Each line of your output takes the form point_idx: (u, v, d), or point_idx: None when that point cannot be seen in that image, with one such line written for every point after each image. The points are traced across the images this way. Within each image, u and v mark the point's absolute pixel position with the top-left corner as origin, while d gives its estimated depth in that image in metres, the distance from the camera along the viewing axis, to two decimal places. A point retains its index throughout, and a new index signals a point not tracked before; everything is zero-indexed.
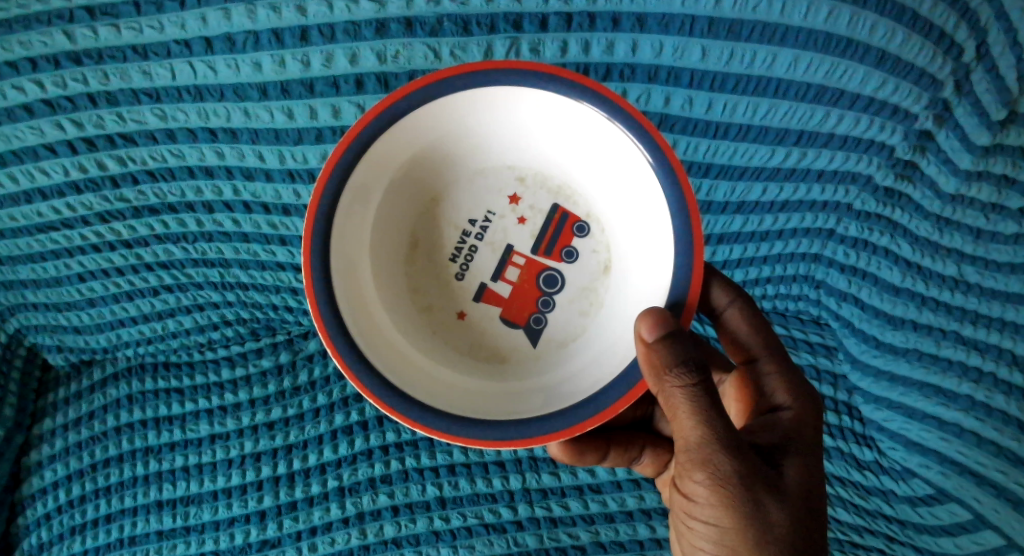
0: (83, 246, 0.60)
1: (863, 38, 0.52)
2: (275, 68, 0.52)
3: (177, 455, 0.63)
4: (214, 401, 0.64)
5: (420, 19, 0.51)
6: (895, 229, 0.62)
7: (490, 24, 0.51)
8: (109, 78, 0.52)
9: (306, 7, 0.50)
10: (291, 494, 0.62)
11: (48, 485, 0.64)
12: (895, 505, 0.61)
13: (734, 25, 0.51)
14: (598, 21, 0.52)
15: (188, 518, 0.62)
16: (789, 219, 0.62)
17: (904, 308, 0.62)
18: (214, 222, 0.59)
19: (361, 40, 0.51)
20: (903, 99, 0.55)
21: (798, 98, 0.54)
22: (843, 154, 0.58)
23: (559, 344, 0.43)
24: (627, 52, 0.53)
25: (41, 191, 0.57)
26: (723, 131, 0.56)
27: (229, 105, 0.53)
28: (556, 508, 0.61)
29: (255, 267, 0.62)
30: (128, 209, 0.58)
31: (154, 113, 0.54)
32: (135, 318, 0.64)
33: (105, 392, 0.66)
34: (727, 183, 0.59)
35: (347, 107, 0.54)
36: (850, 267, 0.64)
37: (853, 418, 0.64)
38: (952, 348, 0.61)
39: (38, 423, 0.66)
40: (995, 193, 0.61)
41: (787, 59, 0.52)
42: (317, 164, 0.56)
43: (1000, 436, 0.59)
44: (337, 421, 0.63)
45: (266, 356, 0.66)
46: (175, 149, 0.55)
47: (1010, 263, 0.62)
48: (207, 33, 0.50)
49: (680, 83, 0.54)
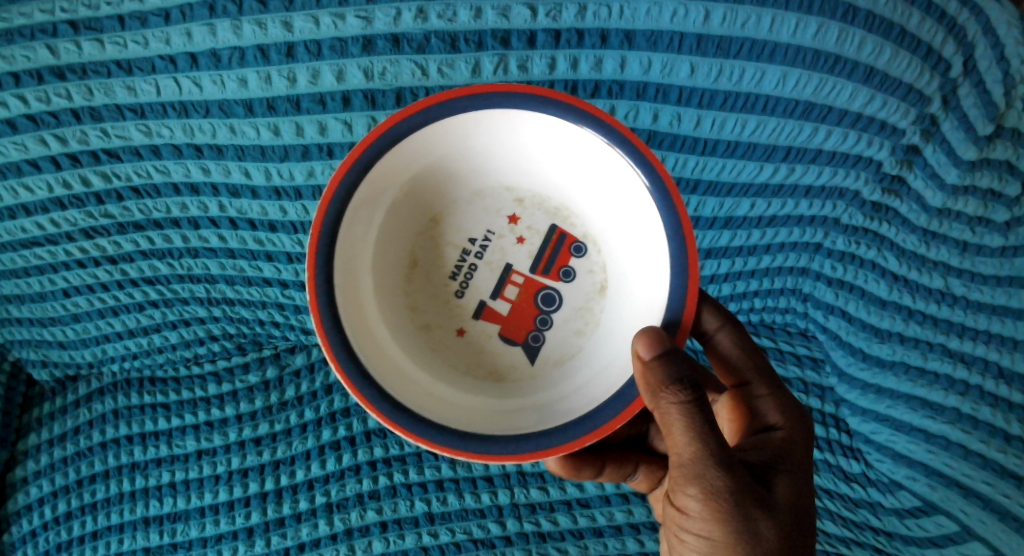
0: (68, 262, 0.59)
1: (852, 55, 0.52)
2: (262, 84, 0.51)
3: (164, 471, 0.63)
4: (201, 416, 0.64)
5: (408, 36, 0.50)
6: (883, 242, 0.62)
7: (478, 41, 0.51)
8: (93, 94, 0.51)
9: (292, 23, 0.49)
10: (279, 511, 0.62)
11: (34, 502, 0.64)
12: (884, 517, 0.62)
13: (722, 42, 0.51)
14: (586, 37, 0.51)
15: (176, 535, 0.62)
16: (777, 234, 0.62)
17: (890, 321, 0.63)
18: (199, 238, 0.58)
19: (348, 57, 0.50)
20: (892, 114, 0.55)
21: (786, 115, 0.54)
22: (831, 170, 0.58)
23: (555, 362, 0.43)
24: (615, 69, 0.52)
25: (25, 207, 0.56)
26: (711, 148, 0.56)
27: (214, 121, 0.52)
28: (545, 523, 0.61)
29: (241, 282, 0.62)
30: (112, 225, 0.58)
31: (138, 129, 0.53)
32: (122, 333, 0.64)
33: (91, 408, 0.66)
34: (715, 199, 0.59)
35: (334, 125, 0.53)
36: (838, 280, 0.64)
37: (840, 430, 0.64)
38: (939, 361, 0.62)
39: (23, 438, 0.66)
40: (982, 206, 0.61)
41: (776, 76, 0.52)
42: (302, 181, 0.55)
43: (987, 448, 0.59)
44: (324, 437, 0.63)
45: (253, 372, 0.66)
46: (160, 165, 0.54)
47: (996, 275, 0.62)
48: (192, 48, 0.50)
49: (668, 99, 0.53)
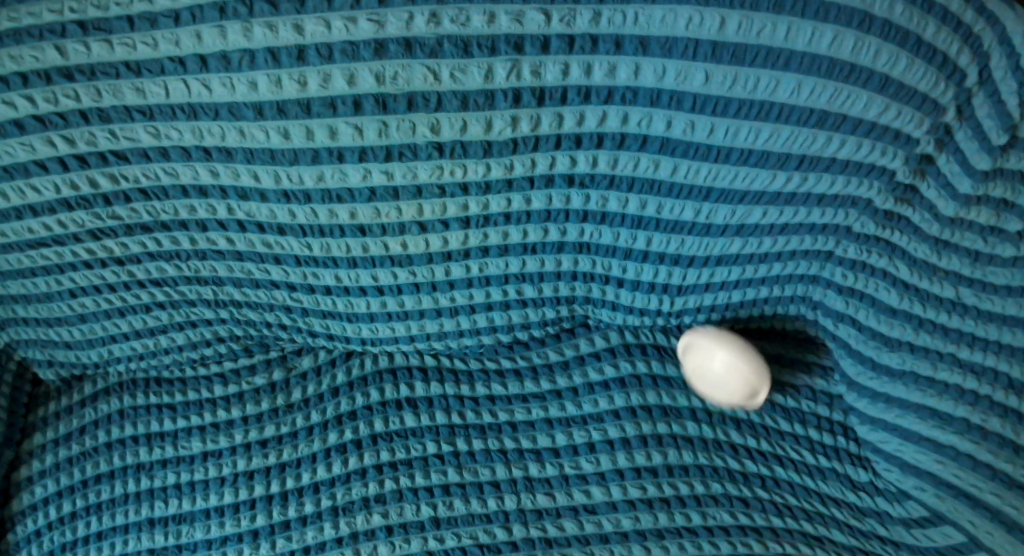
0: (74, 263, 0.60)
1: (867, 64, 0.51)
2: (271, 88, 0.49)
3: (169, 472, 0.64)
4: (207, 418, 0.67)
5: (420, 40, 0.48)
6: (894, 251, 0.62)
7: (491, 46, 0.49)
8: (102, 95, 0.50)
9: (304, 26, 0.47)
10: (285, 514, 0.62)
11: (38, 502, 0.64)
12: (890, 526, 0.62)
13: (738, 50, 0.50)
14: (601, 44, 0.49)
15: (179, 537, 0.61)
16: (788, 241, 0.62)
17: (900, 330, 0.63)
18: (207, 240, 0.59)
19: (359, 61, 0.48)
20: (906, 124, 0.55)
21: (801, 124, 0.53)
22: (844, 179, 0.57)
23: None
24: (629, 76, 0.50)
25: (32, 208, 0.56)
26: (724, 156, 0.55)
27: (223, 123, 0.51)
28: (551, 529, 0.60)
29: (248, 285, 0.62)
30: (120, 227, 0.57)
31: (147, 130, 0.52)
32: (127, 334, 0.65)
33: (97, 408, 0.68)
34: (727, 207, 0.59)
35: (344, 129, 0.51)
36: (848, 288, 0.64)
37: (847, 438, 0.67)
38: (949, 371, 0.62)
39: (28, 437, 0.68)
40: (994, 216, 0.61)
41: (790, 85, 0.51)
42: (312, 185, 0.54)
43: (995, 459, 0.59)
44: (331, 439, 0.65)
45: (259, 374, 0.69)
46: (169, 167, 0.54)
47: (1007, 286, 0.63)
48: (202, 50, 0.48)
49: (682, 107, 0.52)
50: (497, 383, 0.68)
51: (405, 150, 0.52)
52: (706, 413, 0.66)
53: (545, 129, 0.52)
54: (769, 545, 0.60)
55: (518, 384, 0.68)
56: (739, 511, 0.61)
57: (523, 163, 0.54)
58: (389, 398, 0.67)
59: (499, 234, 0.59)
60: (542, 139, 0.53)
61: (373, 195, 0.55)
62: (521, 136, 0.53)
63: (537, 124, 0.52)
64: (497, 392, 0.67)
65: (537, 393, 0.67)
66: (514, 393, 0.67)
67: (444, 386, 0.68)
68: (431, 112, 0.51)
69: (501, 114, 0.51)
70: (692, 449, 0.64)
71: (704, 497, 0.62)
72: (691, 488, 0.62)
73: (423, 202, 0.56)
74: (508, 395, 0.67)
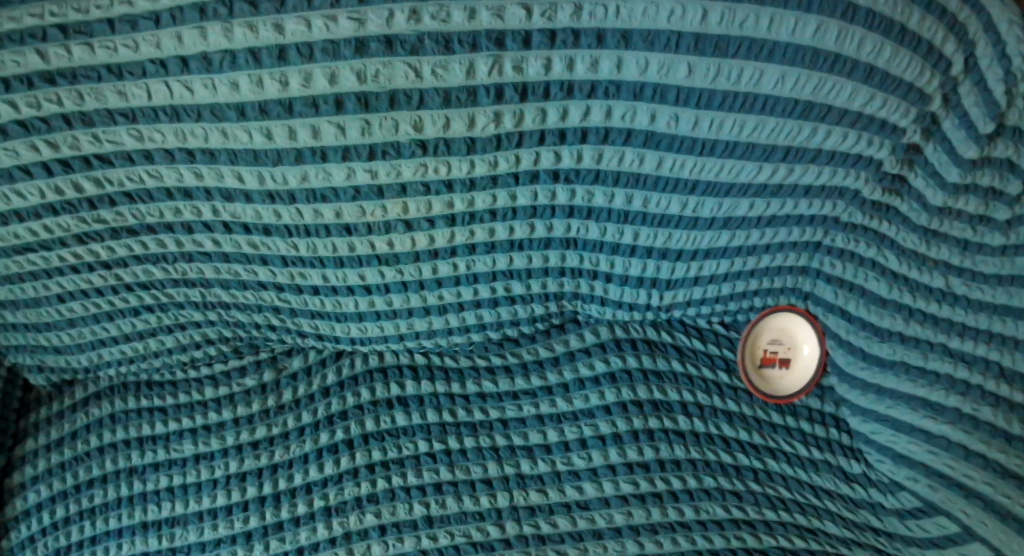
0: (62, 268, 0.60)
1: (851, 54, 0.51)
2: (253, 88, 0.49)
3: (162, 475, 0.64)
4: (198, 420, 0.66)
5: (401, 38, 0.48)
6: (883, 241, 0.62)
7: (473, 42, 0.48)
8: (83, 98, 0.50)
9: (284, 25, 0.47)
10: (278, 515, 0.62)
11: (31, 507, 0.64)
12: (884, 517, 0.63)
13: (720, 41, 0.50)
14: (582, 38, 0.49)
15: (173, 540, 0.62)
16: (776, 234, 0.62)
17: (890, 320, 0.63)
18: (194, 243, 0.59)
19: (340, 60, 0.48)
20: (892, 113, 0.54)
21: (786, 115, 0.53)
22: (831, 169, 0.57)
23: None
24: (612, 70, 0.50)
25: (18, 213, 0.56)
26: (709, 148, 0.55)
27: (207, 125, 0.51)
28: (544, 525, 0.60)
29: (236, 286, 0.62)
30: (106, 230, 0.57)
31: (130, 133, 0.52)
32: (117, 337, 0.65)
33: (88, 412, 0.68)
34: (714, 200, 0.58)
35: (327, 129, 0.51)
36: (838, 279, 0.65)
37: (841, 430, 0.67)
38: (940, 361, 0.62)
39: (20, 443, 0.68)
40: (983, 205, 0.61)
41: (775, 76, 0.51)
42: (297, 186, 0.54)
43: (987, 448, 0.59)
44: (322, 440, 0.64)
45: (250, 375, 0.69)
46: (153, 170, 0.54)
47: (998, 275, 0.62)
48: (183, 52, 0.48)
49: (666, 100, 0.52)
50: (488, 381, 0.68)
51: (388, 148, 0.52)
52: (698, 407, 0.66)
53: (529, 125, 0.52)
54: (763, 538, 0.60)
55: (509, 381, 0.67)
56: (732, 504, 0.62)
57: (507, 159, 0.54)
58: (380, 397, 0.67)
59: (485, 231, 0.59)
60: (526, 135, 0.53)
61: (357, 194, 0.55)
62: (505, 132, 0.52)
63: (521, 119, 0.52)
64: (489, 389, 0.67)
65: (528, 390, 0.67)
66: (505, 391, 0.67)
67: (435, 385, 0.67)
68: (414, 109, 0.50)
69: (484, 110, 0.51)
70: (685, 444, 0.64)
71: (697, 491, 0.62)
72: (684, 482, 0.62)
73: (408, 200, 0.56)
74: (499, 392, 0.67)
